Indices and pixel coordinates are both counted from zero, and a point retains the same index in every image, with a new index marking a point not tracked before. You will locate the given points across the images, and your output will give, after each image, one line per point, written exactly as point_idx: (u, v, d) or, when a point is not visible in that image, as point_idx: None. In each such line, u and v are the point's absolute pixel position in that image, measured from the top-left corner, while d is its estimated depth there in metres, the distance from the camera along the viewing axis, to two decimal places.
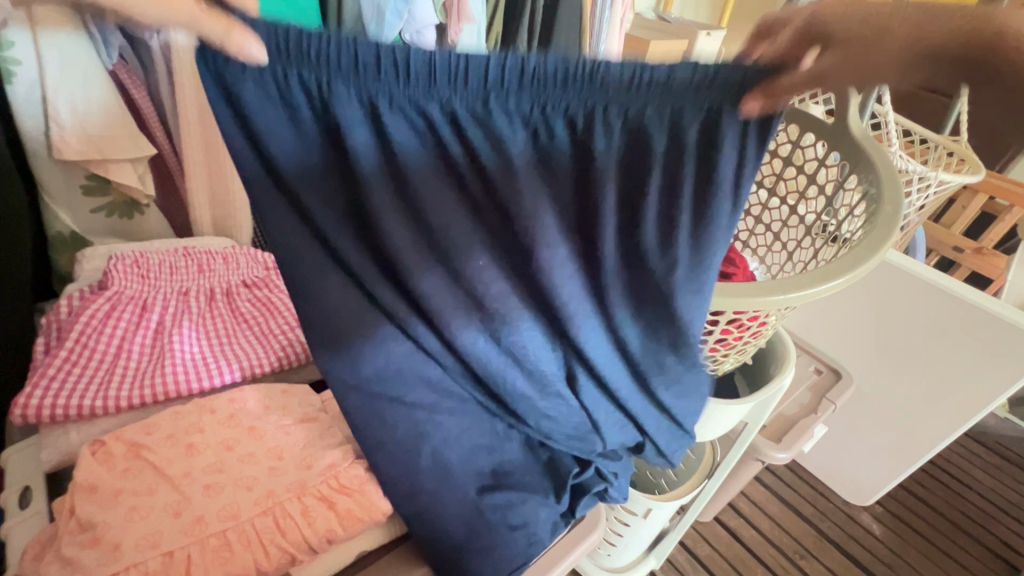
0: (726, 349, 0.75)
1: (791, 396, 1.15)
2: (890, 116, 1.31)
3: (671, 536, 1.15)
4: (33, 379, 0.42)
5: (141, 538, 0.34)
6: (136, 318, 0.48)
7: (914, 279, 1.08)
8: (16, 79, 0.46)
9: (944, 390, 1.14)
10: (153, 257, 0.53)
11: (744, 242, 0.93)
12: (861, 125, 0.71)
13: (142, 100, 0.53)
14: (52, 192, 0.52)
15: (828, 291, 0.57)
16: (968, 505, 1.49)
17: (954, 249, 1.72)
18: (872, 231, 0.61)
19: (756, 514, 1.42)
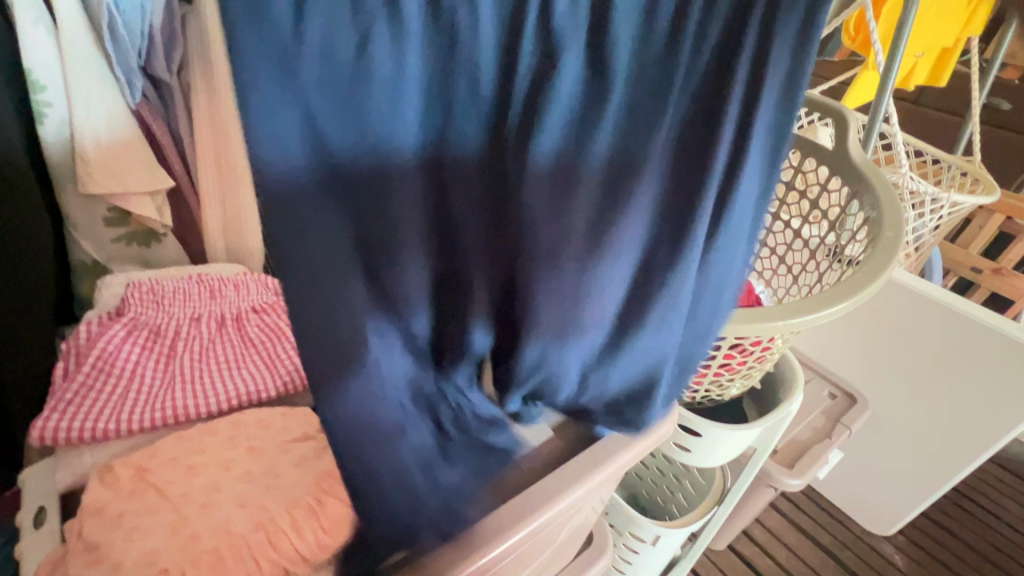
0: (731, 373, 0.74)
1: (804, 420, 1.13)
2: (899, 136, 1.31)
3: (683, 564, 1.13)
4: (51, 403, 0.45)
5: (140, 557, 0.35)
6: (150, 344, 0.51)
7: (924, 299, 1.08)
8: (47, 121, 0.49)
9: (973, 412, 1.10)
10: (168, 285, 0.54)
11: (749, 265, 0.92)
12: (861, 149, 0.72)
13: (162, 137, 0.56)
14: (76, 223, 0.55)
15: (828, 317, 0.57)
16: (998, 536, 1.43)
17: (973, 269, 1.68)
18: (873, 253, 0.60)
19: (771, 541, 1.38)
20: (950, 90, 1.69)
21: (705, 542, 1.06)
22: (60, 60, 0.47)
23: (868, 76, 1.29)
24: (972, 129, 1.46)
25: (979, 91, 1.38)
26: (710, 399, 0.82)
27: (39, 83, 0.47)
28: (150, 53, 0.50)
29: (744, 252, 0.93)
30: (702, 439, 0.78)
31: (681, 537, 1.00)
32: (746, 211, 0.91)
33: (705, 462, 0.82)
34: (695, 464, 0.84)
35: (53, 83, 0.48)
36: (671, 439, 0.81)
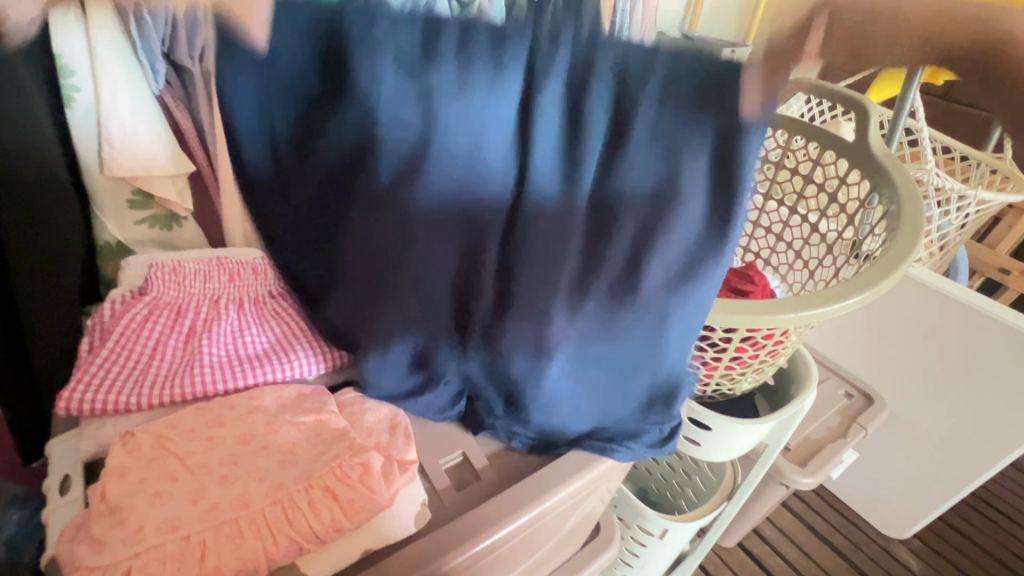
0: (742, 367, 0.74)
1: (820, 419, 1.11)
2: (925, 130, 1.29)
3: (690, 558, 1.13)
4: (76, 376, 0.46)
5: (161, 522, 0.37)
6: (171, 323, 0.52)
7: (944, 297, 1.06)
8: (76, 104, 0.50)
9: (999, 413, 1.08)
10: (189, 267, 0.55)
11: (765, 260, 0.91)
12: (881, 140, 0.71)
13: (184, 123, 0.57)
14: (102, 206, 0.56)
15: (843, 309, 0.56)
16: (1017, 543, 1.40)
17: (1001, 270, 1.64)
18: (891, 247, 0.60)
19: (782, 540, 1.37)
20: None
21: (713, 538, 1.06)
22: (88, 45, 0.49)
23: None
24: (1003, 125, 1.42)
25: None
26: (721, 393, 0.82)
27: (68, 68, 0.49)
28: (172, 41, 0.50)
29: (760, 246, 0.91)
30: (712, 433, 0.78)
31: (689, 532, 1.00)
32: (764, 205, 0.89)
33: (714, 457, 0.82)
34: (702, 459, 0.84)
35: (82, 69, 0.49)
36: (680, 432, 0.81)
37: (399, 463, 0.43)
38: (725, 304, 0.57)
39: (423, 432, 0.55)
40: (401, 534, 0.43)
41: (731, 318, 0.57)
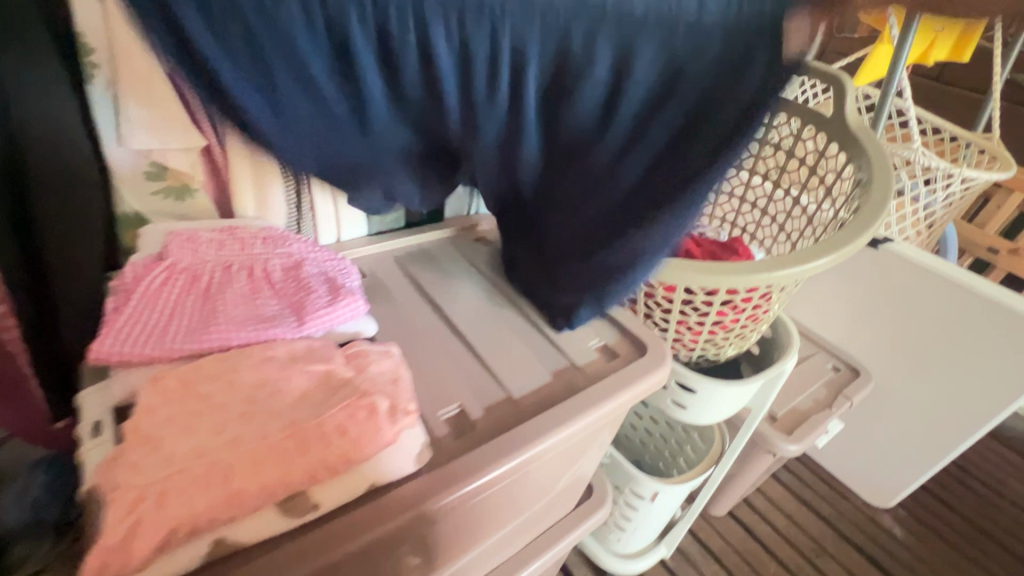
0: (725, 333, 0.77)
1: (807, 391, 1.16)
2: (912, 111, 1.32)
3: (681, 523, 1.19)
4: (103, 329, 0.50)
5: (189, 450, 0.41)
6: (187, 286, 0.55)
7: (925, 272, 1.10)
8: (94, 78, 0.53)
9: (979, 384, 1.12)
10: (204, 236, 0.59)
11: (750, 234, 0.94)
12: (856, 114, 0.74)
13: (192, 96, 0.60)
14: (120, 177, 0.59)
15: (811, 270, 0.60)
16: (998, 512, 1.45)
17: (989, 249, 1.67)
18: (860, 212, 0.63)
19: (771, 509, 1.42)
20: (975, 66, 1.65)
21: (702, 503, 1.11)
22: (105, 23, 0.51)
23: (881, 50, 1.29)
24: (992, 105, 1.44)
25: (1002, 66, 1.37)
26: (707, 358, 0.86)
27: (87, 46, 0.51)
28: None
29: (746, 221, 0.95)
30: (697, 395, 0.82)
31: (678, 496, 1.05)
32: (749, 181, 0.93)
33: (700, 419, 0.86)
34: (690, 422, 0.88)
35: (100, 45, 0.52)
36: (668, 396, 0.85)
37: (402, 407, 0.48)
38: (703, 265, 0.61)
39: (426, 386, 0.61)
40: (405, 471, 0.49)
41: (708, 279, 0.61)
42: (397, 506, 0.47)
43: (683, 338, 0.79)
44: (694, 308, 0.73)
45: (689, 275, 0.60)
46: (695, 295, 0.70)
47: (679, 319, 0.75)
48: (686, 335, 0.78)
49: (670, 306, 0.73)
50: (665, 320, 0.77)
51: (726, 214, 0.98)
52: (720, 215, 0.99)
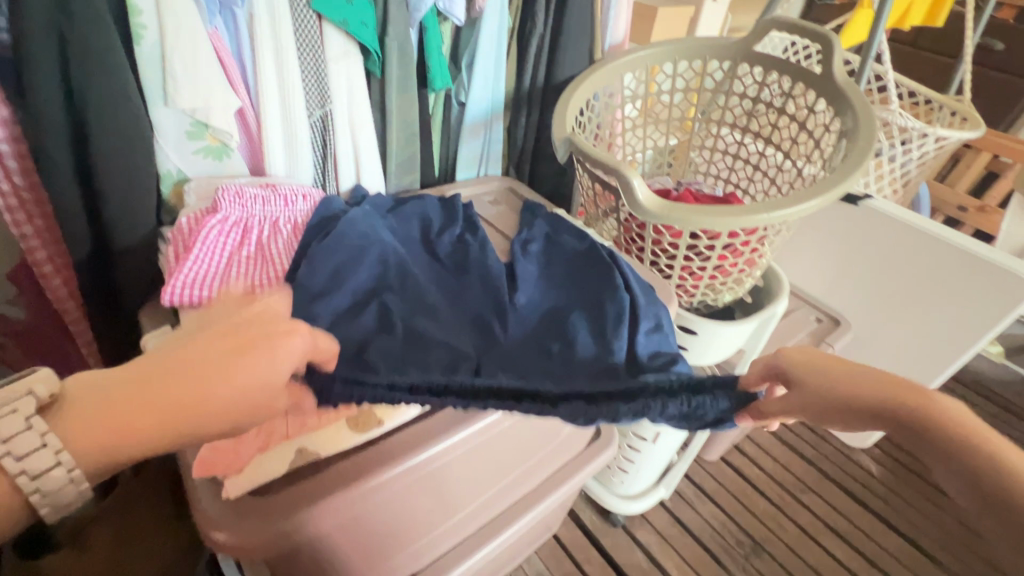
0: (724, 277, 0.84)
1: (793, 339, 1.25)
2: (890, 74, 1.39)
3: (679, 465, 1.28)
4: (170, 275, 0.54)
5: None
6: (241, 239, 0.60)
7: (904, 226, 1.18)
8: (144, 40, 0.56)
9: (948, 331, 1.22)
10: (250, 192, 0.62)
11: (744, 189, 1.01)
12: (844, 72, 0.80)
13: (229, 60, 0.64)
14: (164, 135, 0.62)
15: (802, 211, 0.67)
16: None
17: (959, 208, 1.77)
18: (848, 158, 0.70)
19: (760, 454, 1.53)
20: (948, 31, 1.72)
21: (700, 441, 1.20)
22: None
23: (861, 14, 1.35)
24: (964, 69, 1.52)
25: (975, 30, 1.44)
26: (706, 304, 0.93)
27: (137, 7, 0.55)
28: None
29: (739, 177, 1.01)
30: (698, 336, 0.89)
31: (678, 435, 1.13)
32: (743, 139, 0.99)
33: (701, 359, 0.93)
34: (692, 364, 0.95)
35: (149, 8, 0.55)
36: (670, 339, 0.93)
37: None
38: (710, 209, 0.67)
39: None
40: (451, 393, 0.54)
41: (715, 220, 0.66)
42: (450, 423, 0.53)
43: (685, 284, 0.85)
44: (697, 254, 0.79)
45: (699, 217, 0.66)
46: (699, 240, 0.76)
47: (683, 265, 0.81)
48: (689, 281, 0.85)
49: (675, 252, 0.80)
50: (670, 266, 0.83)
51: (721, 172, 1.04)
52: (714, 173, 1.05)
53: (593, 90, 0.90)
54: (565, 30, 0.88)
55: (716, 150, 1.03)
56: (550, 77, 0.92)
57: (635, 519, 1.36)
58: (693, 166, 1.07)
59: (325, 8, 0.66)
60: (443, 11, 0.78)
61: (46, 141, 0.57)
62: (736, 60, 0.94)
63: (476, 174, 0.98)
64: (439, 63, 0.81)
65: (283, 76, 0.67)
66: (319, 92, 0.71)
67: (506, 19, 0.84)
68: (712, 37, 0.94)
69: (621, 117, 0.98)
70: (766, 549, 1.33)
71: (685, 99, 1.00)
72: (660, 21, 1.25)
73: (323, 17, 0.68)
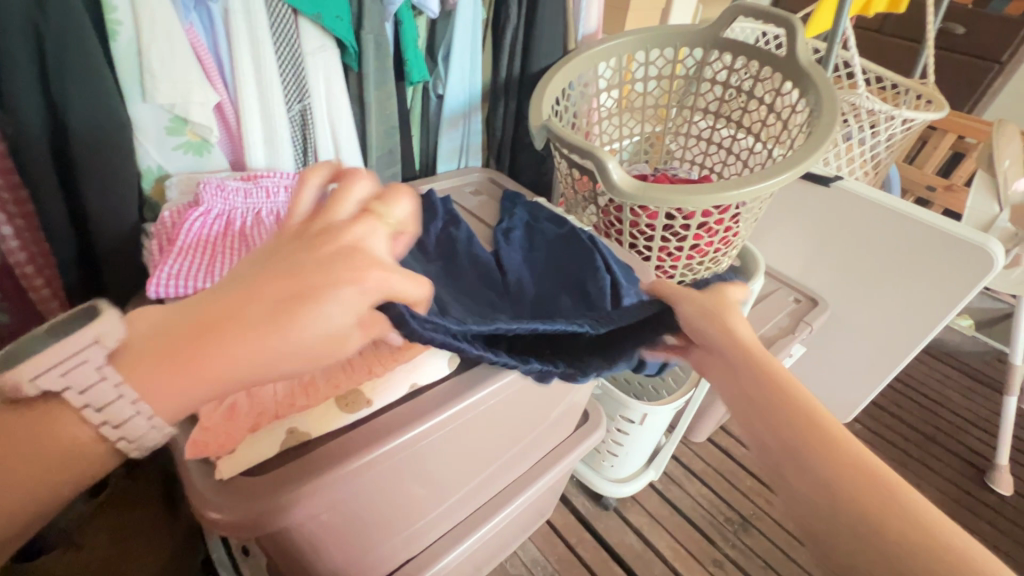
0: (701, 257, 0.86)
1: (773, 319, 1.28)
2: (856, 59, 1.44)
3: (667, 447, 1.31)
4: (157, 267, 0.55)
5: None
6: (224, 230, 0.60)
7: (874, 205, 1.22)
8: (119, 37, 0.57)
9: (920, 307, 1.26)
10: (231, 184, 0.62)
11: (718, 173, 1.04)
12: (807, 55, 0.83)
13: (206, 56, 0.65)
14: (144, 131, 0.62)
15: (770, 188, 0.69)
16: (941, 420, 1.63)
17: (928, 188, 1.82)
18: (812, 137, 0.73)
19: (745, 434, 1.56)
20: (912, 18, 1.78)
21: (686, 423, 1.23)
22: None
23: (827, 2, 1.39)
24: (927, 53, 1.57)
25: (935, 14, 1.48)
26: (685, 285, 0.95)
27: (111, 4, 0.55)
28: None
29: (713, 161, 1.04)
30: None
31: (664, 416, 1.15)
32: (716, 123, 1.01)
33: None
34: None
35: (123, 5, 0.56)
36: None
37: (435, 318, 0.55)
38: (682, 189, 0.69)
39: None
40: (438, 373, 0.56)
41: (687, 198, 0.69)
42: (438, 402, 0.55)
43: (664, 265, 0.88)
44: (673, 235, 0.81)
45: (672, 196, 0.68)
46: (674, 220, 0.78)
47: (661, 247, 0.84)
48: (667, 262, 0.87)
49: (653, 233, 0.82)
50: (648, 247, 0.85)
51: (696, 157, 1.07)
52: (690, 158, 1.07)
53: (569, 80, 0.92)
54: (538, 21, 0.90)
55: (690, 135, 1.06)
56: (525, 67, 0.94)
57: (626, 502, 1.38)
58: (669, 152, 1.10)
59: (300, 3, 0.66)
60: (417, 4, 0.79)
61: (25, 141, 0.57)
62: (706, 47, 0.96)
63: (457, 166, 0.99)
64: (416, 55, 0.82)
65: (260, 71, 0.68)
66: (296, 87, 0.72)
67: (479, 11, 0.86)
68: (681, 25, 0.96)
69: (596, 106, 1.00)
70: (754, 525, 1.36)
71: (659, 87, 1.03)
72: (633, 13, 1.28)
73: (298, 12, 0.68)
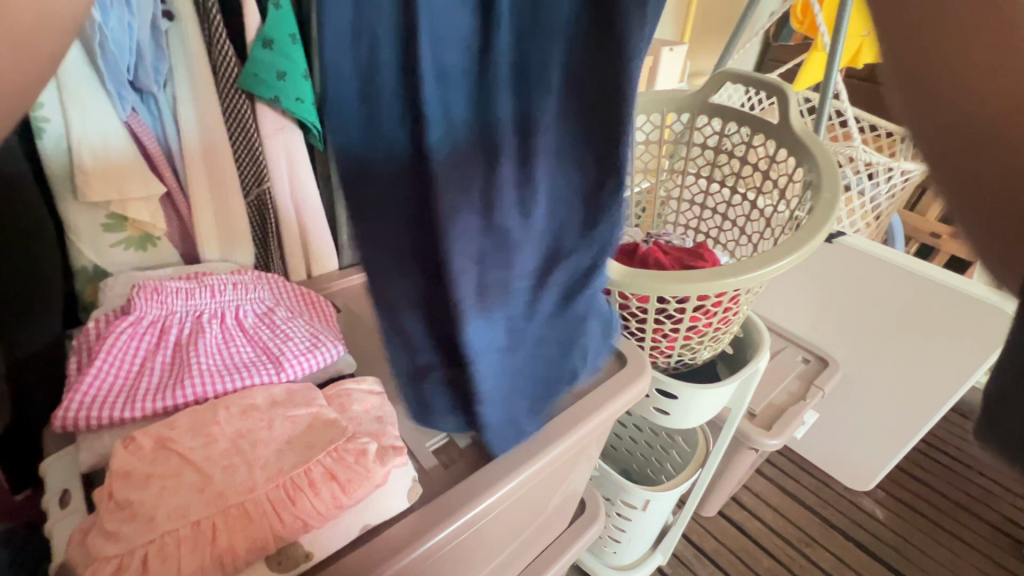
0: (699, 336, 0.79)
1: (781, 384, 1.19)
2: (849, 111, 1.41)
3: (674, 530, 1.19)
4: (69, 392, 0.48)
5: (173, 510, 0.40)
6: (156, 340, 0.53)
7: (881, 262, 1.15)
8: (47, 136, 0.54)
9: (940, 371, 1.17)
10: (171, 286, 0.56)
11: (714, 239, 0.98)
12: (801, 120, 0.79)
13: (153, 148, 0.61)
14: (78, 232, 0.60)
15: (774, 271, 0.63)
16: (969, 485, 1.52)
17: (932, 234, 1.76)
18: (813, 214, 0.67)
19: (759, 505, 1.44)
20: None
21: (694, 505, 1.12)
22: (59, 86, 0.53)
23: (816, 57, 1.36)
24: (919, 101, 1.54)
25: None
26: (684, 363, 0.87)
27: (39, 102, 0.53)
28: (138, 71, 0.57)
29: (709, 227, 0.99)
30: (678, 400, 0.84)
31: (669, 501, 1.05)
32: (709, 188, 0.97)
33: (684, 423, 0.87)
34: (675, 428, 0.90)
35: (53, 102, 0.54)
36: (650, 403, 0.86)
37: (391, 446, 0.47)
38: (678, 277, 0.63)
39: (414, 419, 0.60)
40: (396, 510, 0.48)
41: (677, 288, 0.62)
42: (393, 546, 0.47)
43: (660, 345, 0.80)
44: (667, 317, 0.75)
45: (662, 286, 0.63)
46: (668, 303, 0.71)
47: (654, 327, 0.77)
48: (663, 342, 0.80)
49: (645, 316, 0.75)
50: (641, 328, 0.78)
51: (689, 221, 1.02)
52: (683, 223, 1.02)
53: None
54: None
55: (682, 200, 1.01)
56: None
57: None
58: (662, 218, 1.04)
59: (252, 85, 0.60)
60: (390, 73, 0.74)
61: None
62: (693, 112, 0.93)
63: None
64: None
65: (212, 156, 0.63)
66: (254, 172, 0.65)
67: None
68: (669, 90, 0.93)
69: None
70: None
71: (648, 152, 0.98)
72: None
73: (254, 96, 0.62)
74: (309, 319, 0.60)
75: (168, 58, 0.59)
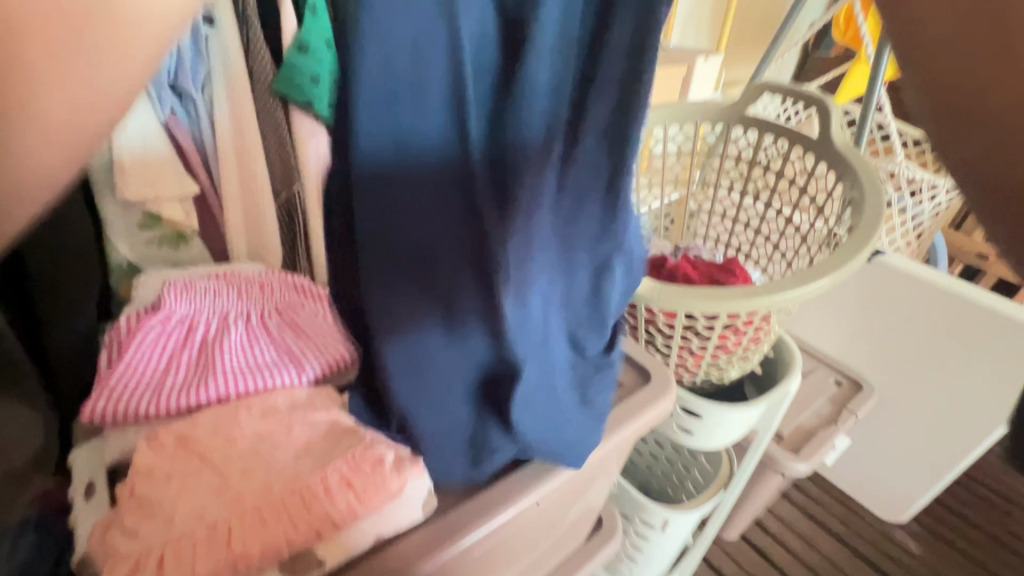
0: (728, 355, 0.76)
1: (811, 407, 1.14)
2: (893, 126, 1.35)
3: (693, 552, 1.16)
4: (99, 387, 0.49)
5: (191, 511, 0.40)
6: (183, 338, 0.54)
7: (923, 284, 1.09)
8: None
9: (986, 401, 1.11)
10: (199, 284, 0.57)
11: (746, 254, 0.95)
12: (843, 135, 0.76)
13: (187, 146, 0.63)
14: (116, 228, 0.62)
15: (813, 291, 0.60)
16: (1015, 523, 1.43)
17: (979, 256, 1.68)
18: (855, 232, 0.64)
19: (785, 532, 1.39)
20: None
21: (715, 528, 1.08)
22: None
23: (858, 69, 1.32)
24: None
25: None
26: (710, 381, 0.85)
27: None
28: (177, 74, 0.60)
29: (741, 241, 0.96)
30: (703, 420, 0.81)
31: (689, 522, 1.02)
32: (741, 202, 0.94)
33: (708, 444, 0.85)
34: (699, 448, 0.87)
35: None
36: (674, 422, 0.84)
37: (408, 456, 0.46)
38: (708, 294, 0.61)
39: None
40: (412, 521, 0.47)
41: (707, 305, 0.60)
42: (406, 559, 0.46)
43: (686, 361, 0.78)
44: (696, 334, 0.73)
45: (691, 303, 0.61)
46: (697, 319, 0.69)
47: (681, 343, 0.75)
48: (689, 359, 0.77)
49: (672, 331, 0.73)
50: (667, 344, 0.76)
51: (720, 234, 0.98)
52: (714, 236, 0.99)
53: None
54: None
55: (714, 213, 0.97)
56: None
57: None
58: (691, 229, 1.01)
59: (287, 88, 0.60)
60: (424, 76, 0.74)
61: None
62: (729, 123, 0.90)
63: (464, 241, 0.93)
64: None
65: (244, 158, 0.64)
66: (285, 173, 0.68)
67: None
68: (703, 101, 0.91)
69: None
70: None
71: (680, 162, 0.95)
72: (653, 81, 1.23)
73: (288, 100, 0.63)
74: (333, 320, 0.60)
75: (207, 61, 0.60)
